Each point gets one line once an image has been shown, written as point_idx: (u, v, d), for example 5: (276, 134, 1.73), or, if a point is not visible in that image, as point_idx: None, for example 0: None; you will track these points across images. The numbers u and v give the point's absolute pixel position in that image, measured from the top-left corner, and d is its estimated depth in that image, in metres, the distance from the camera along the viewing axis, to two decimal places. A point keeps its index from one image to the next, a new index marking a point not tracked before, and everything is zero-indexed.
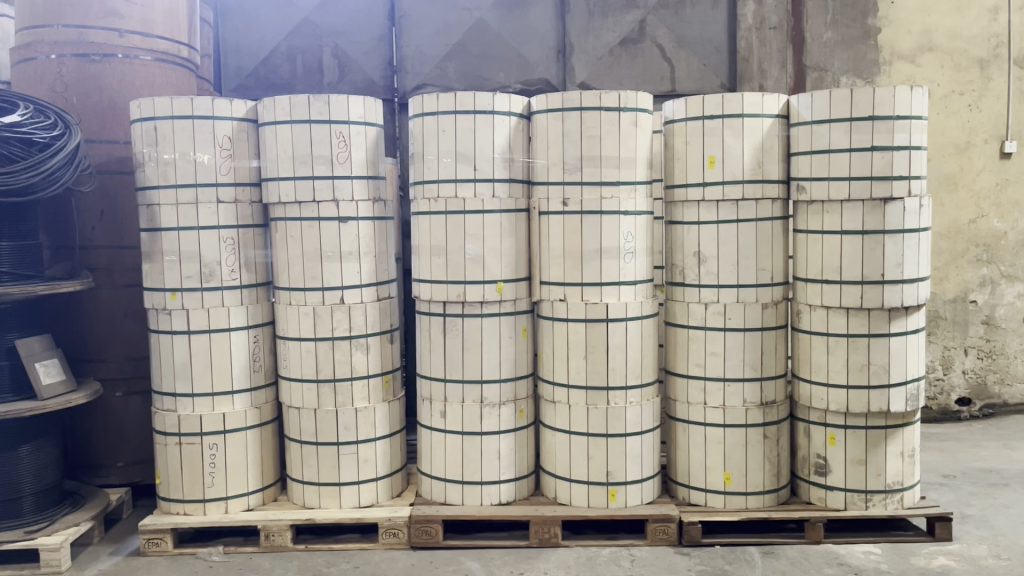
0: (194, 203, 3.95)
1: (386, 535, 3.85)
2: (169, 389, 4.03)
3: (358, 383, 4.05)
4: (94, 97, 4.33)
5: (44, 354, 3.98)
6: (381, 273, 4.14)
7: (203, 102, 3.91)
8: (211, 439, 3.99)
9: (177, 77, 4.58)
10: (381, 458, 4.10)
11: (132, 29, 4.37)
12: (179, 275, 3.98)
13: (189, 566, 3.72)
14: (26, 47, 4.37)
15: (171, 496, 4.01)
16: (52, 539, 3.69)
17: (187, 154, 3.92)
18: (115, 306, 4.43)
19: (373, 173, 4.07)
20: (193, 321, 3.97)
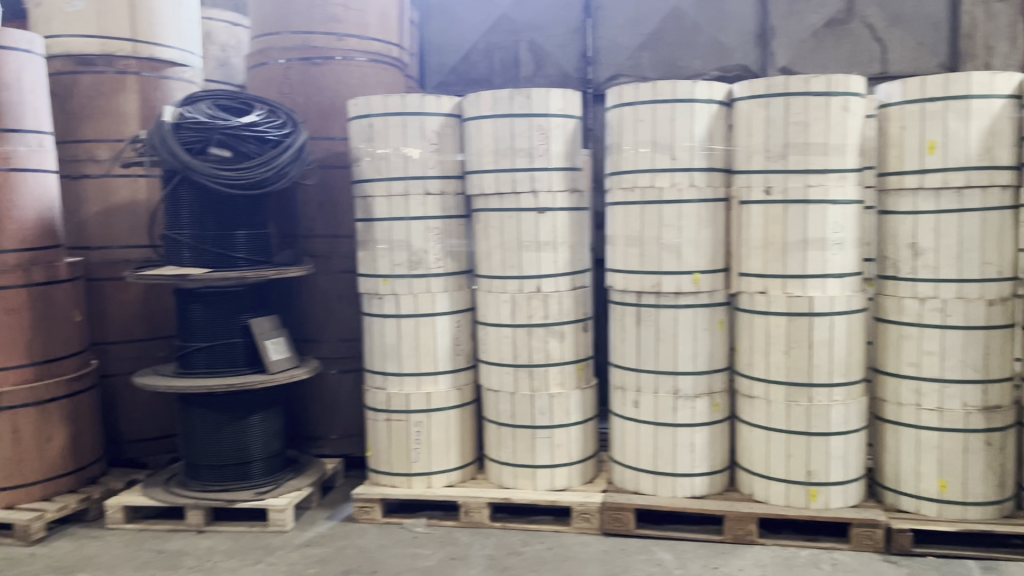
0: (405, 195, 4.20)
1: (580, 519, 3.93)
2: (380, 368, 4.32)
3: (554, 369, 4.14)
4: (315, 97, 4.69)
5: (273, 333, 4.39)
6: (577, 262, 4.20)
7: (413, 99, 4.14)
8: (416, 417, 4.23)
9: (388, 76, 4.87)
10: (575, 443, 4.17)
11: (349, 33, 4.70)
12: (390, 263, 4.25)
13: (396, 534, 3.98)
14: (259, 53, 4.80)
15: (380, 469, 4.30)
16: (278, 500, 4.07)
17: (399, 149, 4.17)
18: (331, 291, 4.79)
19: (571, 165, 4.13)
20: (402, 306, 4.23)
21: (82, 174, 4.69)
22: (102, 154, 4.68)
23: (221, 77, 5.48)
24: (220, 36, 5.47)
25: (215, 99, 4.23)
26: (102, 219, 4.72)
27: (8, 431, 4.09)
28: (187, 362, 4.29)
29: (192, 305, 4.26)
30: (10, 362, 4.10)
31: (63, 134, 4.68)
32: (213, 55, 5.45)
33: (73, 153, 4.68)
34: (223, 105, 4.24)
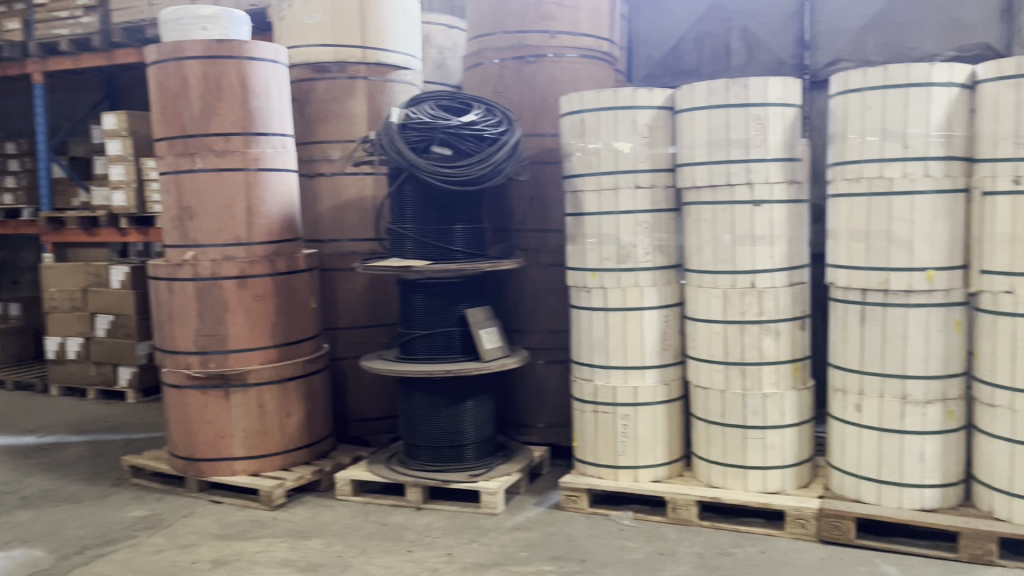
0: (615, 189, 4.22)
1: (794, 524, 3.78)
2: (587, 360, 4.37)
3: (768, 368, 4.00)
4: (529, 95, 4.82)
5: (486, 322, 4.55)
6: (794, 257, 4.03)
7: (626, 94, 4.15)
8: (623, 410, 4.24)
9: (599, 71, 4.91)
10: (789, 446, 4.01)
11: (562, 30, 4.77)
12: (599, 257, 4.28)
13: (603, 525, 4.03)
14: (476, 54, 5.00)
15: (587, 460, 4.35)
16: (490, 484, 4.24)
17: (610, 143, 4.19)
18: (540, 283, 4.91)
19: (790, 155, 3.96)
20: (610, 300, 4.26)
21: (316, 173, 5.10)
22: (335, 154, 5.07)
23: (438, 78, 5.75)
24: (438, 39, 5.74)
25: (437, 100, 4.46)
26: (334, 214, 5.11)
27: (255, 405, 4.54)
28: (407, 348, 4.56)
29: (413, 295, 4.52)
30: (257, 344, 4.55)
31: (301, 136, 5.12)
32: (431, 58, 5.73)
33: (310, 154, 5.11)
34: (444, 105, 4.46)
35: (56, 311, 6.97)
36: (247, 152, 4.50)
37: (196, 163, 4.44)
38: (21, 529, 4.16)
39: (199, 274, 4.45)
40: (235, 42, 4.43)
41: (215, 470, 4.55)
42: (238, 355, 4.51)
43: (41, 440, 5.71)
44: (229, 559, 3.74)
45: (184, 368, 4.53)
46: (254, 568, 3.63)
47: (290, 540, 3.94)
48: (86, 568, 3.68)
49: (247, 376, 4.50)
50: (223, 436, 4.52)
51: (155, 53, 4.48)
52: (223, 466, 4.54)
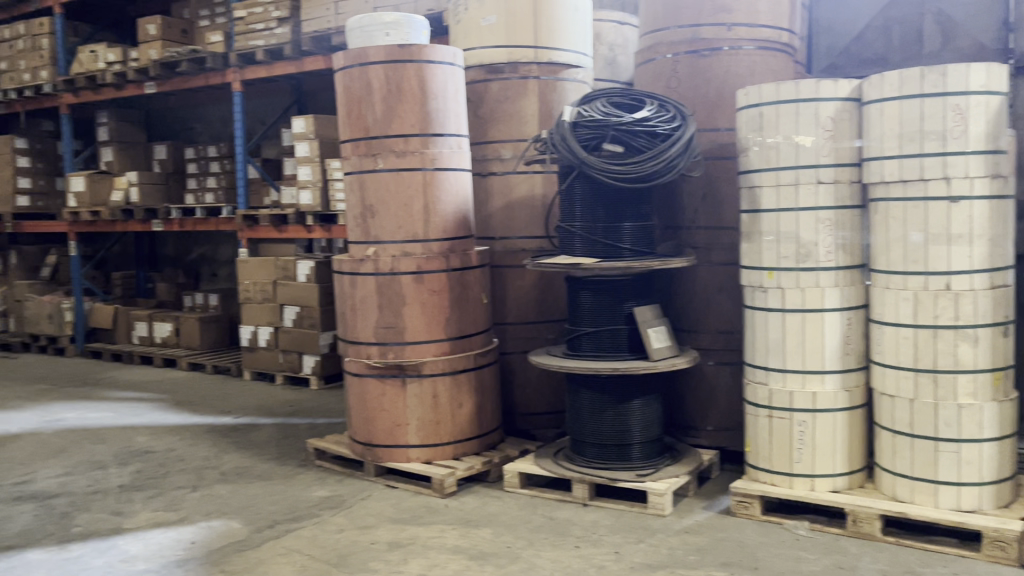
0: (795, 184, 4.05)
1: (992, 547, 3.50)
2: (762, 362, 4.23)
3: (963, 377, 3.71)
4: (703, 89, 4.72)
5: (655, 321, 4.47)
6: (997, 258, 3.73)
7: (808, 85, 3.97)
8: (800, 416, 4.07)
9: (777, 63, 4.73)
10: (988, 462, 3.71)
11: (739, 22, 4.64)
12: (777, 255, 4.13)
13: (777, 534, 3.89)
14: (648, 49, 4.94)
15: (760, 465, 4.21)
16: (658, 485, 4.19)
17: (790, 137, 4.02)
18: (712, 282, 4.79)
19: (993, 147, 3.65)
20: (788, 300, 4.10)
21: (489, 172, 5.22)
22: (507, 153, 5.17)
23: (608, 75, 5.73)
24: (609, 36, 5.72)
25: (609, 97, 4.46)
26: (505, 212, 5.21)
27: (428, 396, 4.71)
28: (576, 345, 4.59)
29: (582, 292, 4.54)
30: (431, 337, 4.72)
31: (475, 136, 5.26)
32: (601, 55, 5.72)
33: (482, 153, 5.23)
34: (617, 101, 4.45)
35: (249, 302, 7.53)
36: (425, 152, 4.68)
37: (378, 163, 4.67)
38: (221, 501, 4.54)
39: (380, 269, 4.67)
40: (416, 47, 4.62)
41: (391, 456, 4.76)
42: (415, 347, 4.70)
43: (237, 421, 6.19)
44: (405, 542, 3.91)
45: (364, 358, 4.77)
46: (429, 552, 3.77)
47: (462, 528, 4.06)
48: (277, 541, 3.96)
49: (422, 367, 4.69)
50: (399, 424, 4.73)
51: (343, 60, 4.74)
52: (398, 452, 4.74)
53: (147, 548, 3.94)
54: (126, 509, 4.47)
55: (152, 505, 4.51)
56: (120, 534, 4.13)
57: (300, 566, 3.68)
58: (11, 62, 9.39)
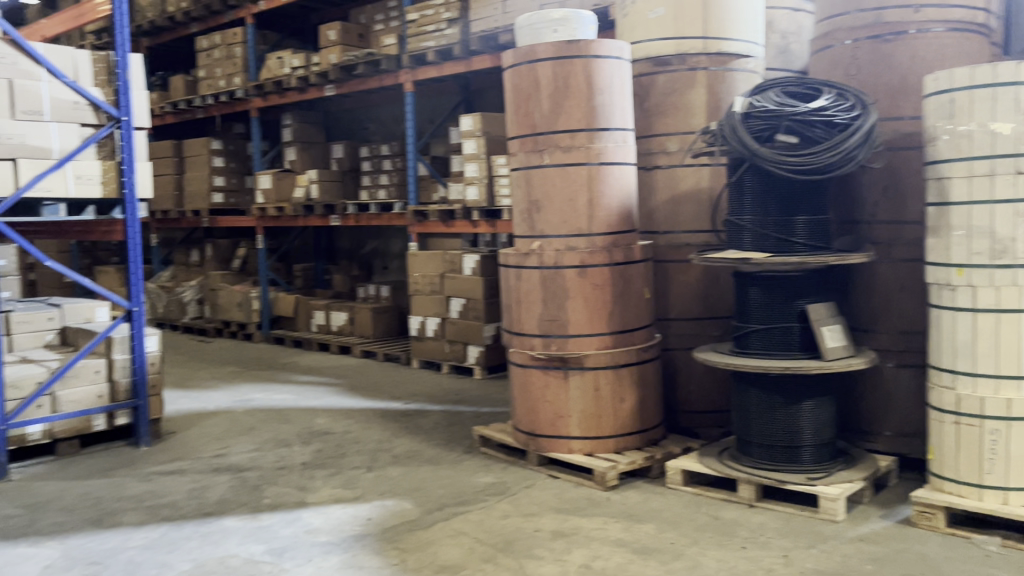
0: (990, 175, 3.76)
1: None
2: (949, 365, 3.96)
3: None
4: (886, 76, 4.47)
5: (829, 319, 4.29)
6: None
7: (1008, 67, 3.67)
8: (992, 424, 3.78)
9: (970, 45, 4.42)
10: None
11: (928, 3, 4.36)
12: (967, 251, 3.85)
13: (964, 549, 3.64)
14: (825, 36, 4.73)
15: (945, 475, 3.95)
16: (831, 489, 4.02)
17: (986, 124, 3.74)
18: (893, 279, 4.54)
19: None
20: (979, 299, 3.82)
21: (654, 166, 5.18)
22: (673, 146, 5.10)
23: (781, 64, 5.53)
24: (782, 24, 5.51)
25: (782, 87, 4.32)
26: (670, 205, 5.16)
27: (591, 388, 4.75)
28: (743, 343, 4.48)
29: (750, 288, 4.43)
30: (594, 330, 4.75)
31: (640, 130, 5.23)
32: (774, 43, 5.52)
33: (648, 147, 5.20)
34: (790, 91, 4.31)
35: (418, 294, 7.86)
36: (591, 147, 4.71)
37: (545, 158, 4.75)
38: (393, 482, 4.77)
39: (545, 263, 4.75)
40: (584, 42, 4.66)
41: (554, 447, 4.83)
42: (578, 340, 4.75)
43: (407, 406, 6.48)
44: (568, 532, 3.97)
45: (528, 349, 4.86)
46: (592, 544, 3.81)
47: (625, 521, 4.07)
48: (445, 523, 4.13)
49: (585, 360, 4.72)
50: (561, 416, 4.79)
51: (512, 58, 4.85)
52: (561, 444, 4.81)
53: (328, 522, 4.21)
54: (309, 484, 4.79)
55: (332, 483, 4.82)
56: (304, 507, 4.44)
57: (468, 548, 3.82)
58: (209, 70, 10.24)
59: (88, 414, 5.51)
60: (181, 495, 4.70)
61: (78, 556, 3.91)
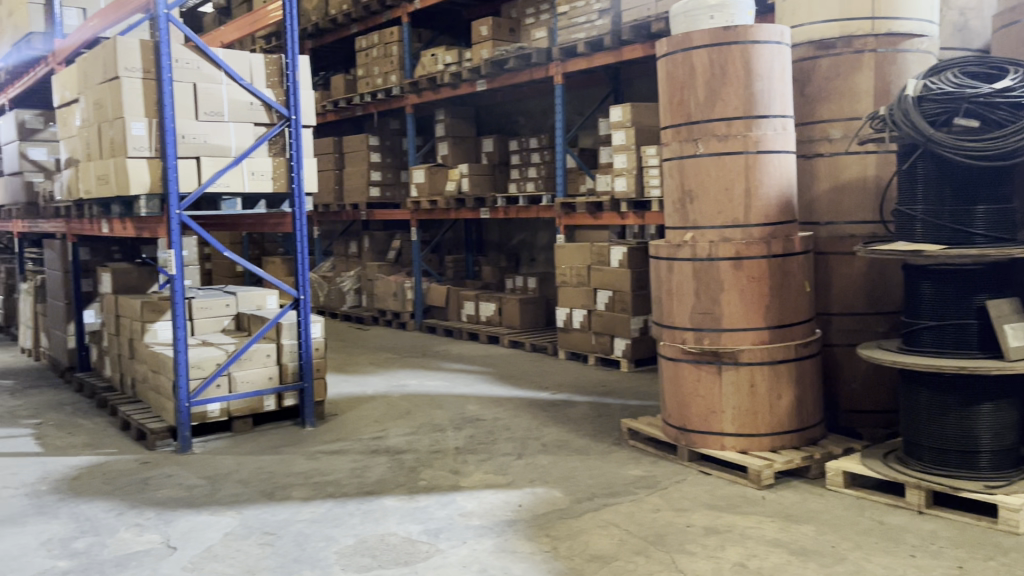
0: None
1: None
2: None
3: None
4: None
5: (1013, 317, 3.97)
6: None
7: None
8: None
9: None
10: None
11: None
12: None
13: None
14: (1011, 11, 4.38)
15: None
16: (1012, 499, 3.74)
17: None
18: None
19: None
20: None
21: (815, 154, 4.97)
22: (836, 133, 4.88)
23: (958, 43, 5.17)
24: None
25: (961, 68, 4.05)
26: (832, 195, 4.94)
27: (746, 384, 4.62)
28: (913, 340, 4.24)
29: (922, 282, 4.18)
30: (750, 325, 4.62)
31: (800, 117, 5.03)
32: (951, 21, 5.17)
33: (809, 134, 4.99)
34: (970, 71, 4.03)
35: (566, 285, 7.90)
36: (748, 135, 4.57)
37: (699, 148, 4.65)
38: (543, 470, 4.84)
39: (698, 254, 4.65)
40: (742, 27, 4.54)
41: (706, 442, 4.74)
42: (732, 334, 4.63)
43: (555, 396, 6.54)
44: (721, 528, 3.89)
45: (679, 342, 4.79)
46: (747, 542, 3.72)
47: (781, 521, 3.94)
48: (596, 513, 4.15)
49: (739, 355, 4.60)
50: (714, 411, 4.69)
51: (666, 46, 4.78)
52: (713, 439, 4.71)
53: (481, 507, 4.32)
54: (462, 469, 4.93)
55: (484, 468, 4.94)
56: (458, 490, 4.58)
57: (619, 539, 3.82)
58: (367, 69, 10.69)
59: (260, 394, 5.93)
60: (343, 474, 4.96)
61: (253, 526, 4.21)
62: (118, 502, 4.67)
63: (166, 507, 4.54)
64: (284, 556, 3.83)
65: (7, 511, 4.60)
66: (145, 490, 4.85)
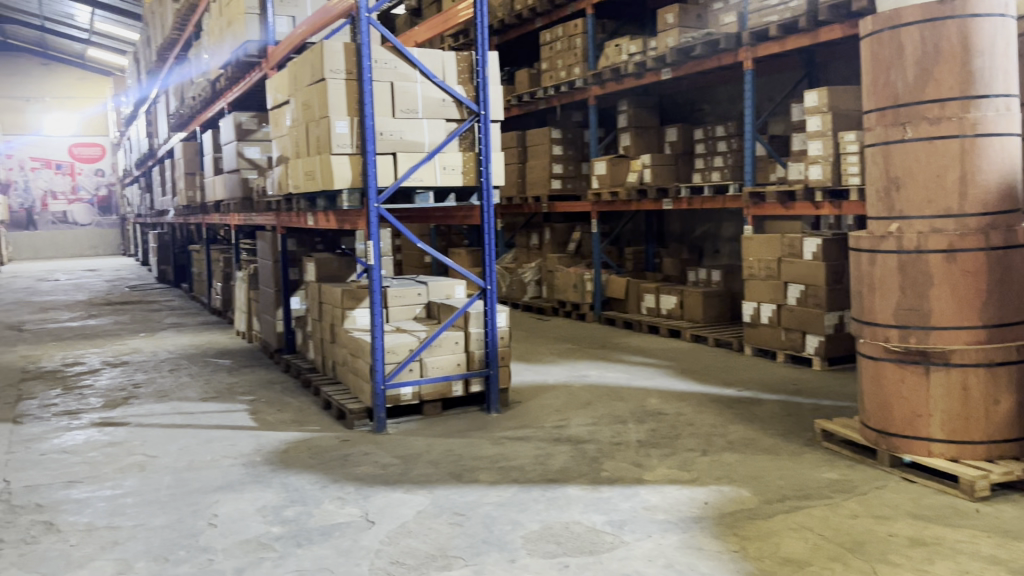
0: None
1: None
2: None
3: None
4: None
5: None
6: None
7: None
8: None
9: None
10: None
11: None
12: None
13: None
14: None
15: None
16: None
17: None
18: None
19: None
20: None
21: None
22: None
23: None
24: None
25: None
26: None
27: (958, 387, 4.27)
28: None
29: None
30: (964, 323, 4.26)
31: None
32: None
33: None
34: None
35: (753, 278, 7.63)
36: (964, 117, 4.21)
37: (908, 132, 4.33)
38: (730, 468, 4.71)
39: (904, 246, 4.34)
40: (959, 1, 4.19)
41: (910, 448, 4.43)
42: (942, 333, 4.29)
43: (741, 393, 6.35)
44: (928, 540, 3.63)
45: (881, 340, 4.50)
46: (958, 557, 3.45)
47: (998, 537, 3.62)
48: (787, 516, 3.99)
49: (951, 355, 4.25)
50: (920, 415, 4.37)
51: (872, 25, 4.50)
52: (919, 445, 4.40)
53: (666, 501, 4.27)
54: (645, 462, 4.90)
55: (667, 463, 4.88)
56: (642, 484, 4.55)
57: (813, 544, 3.65)
58: (551, 63, 10.80)
59: (449, 379, 6.17)
60: (528, 461, 5.07)
61: (444, 506, 4.39)
62: (322, 475, 5.02)
63: (365, 482, 4.83)
64: (473, 536, 3.96)
65: (227, 478, 5.07)
66: (346, 465, 5.18)
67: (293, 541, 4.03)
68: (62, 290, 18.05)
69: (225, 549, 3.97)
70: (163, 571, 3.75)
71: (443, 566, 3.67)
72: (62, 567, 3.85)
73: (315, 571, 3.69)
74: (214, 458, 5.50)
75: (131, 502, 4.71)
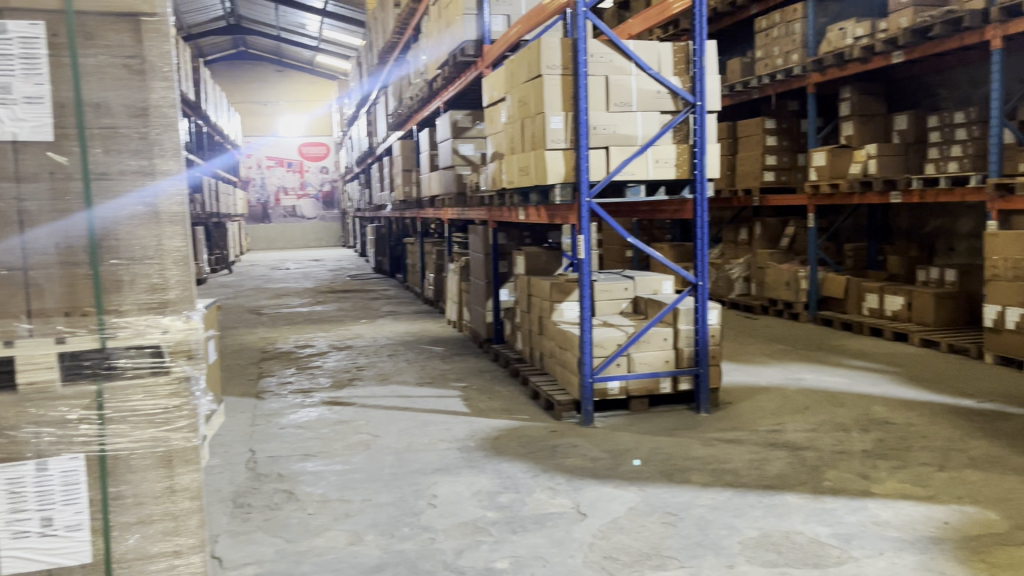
0: None
1: None
2: None
3: None
4: None
5: None
6: None
7: None
8: None
9: None
10: None
11: None
12: None
13: None
14: None
15: None
16: None
17: None
18: None
19: None
20: None
21: None
22: None
23: None
24: None
25: None
26: None
27: None
28: None
29: None
30: None
31: None
32: None
33: None
34: None
35: (997, 279, 6.92)
36: None
37: None
38: (973, 487, 4.29)
39: None
40: None
41: None
42: None
43: (981, 406, 5.77)
44: None
45: None
46: None
47: None
48: None
49: None
50: None
51: None
52: None
53: (899, 518, 3.97)
54: (872, 474, 4.58)
55: (898, 476, 4.53)
56: (870, 497, 4.25)
57: None
58: (767, 50, 10.36)
59: (657, 375, 6.09)
60: (742, 464, 4.89)
61: (655, 504, 4.33)
62: (533, 465, 5.12)
63: (575, 475, 4.88)
64: (687, 538, 3.88)
65: (444, 461, 5.30)
66: (556, 457, 5.25)
67: (509, 527, 4.14)
68: (293, 277, 19.77)
69: (445, 529, 4.14)
70: (390, 546, 3.98)
71: (658, 566, 3.62)
72: (302, 534, 4.18)
73: (530, 559, 3.77)
74: (431, 440, 5.78)
75: (358, 478, 5.04)
